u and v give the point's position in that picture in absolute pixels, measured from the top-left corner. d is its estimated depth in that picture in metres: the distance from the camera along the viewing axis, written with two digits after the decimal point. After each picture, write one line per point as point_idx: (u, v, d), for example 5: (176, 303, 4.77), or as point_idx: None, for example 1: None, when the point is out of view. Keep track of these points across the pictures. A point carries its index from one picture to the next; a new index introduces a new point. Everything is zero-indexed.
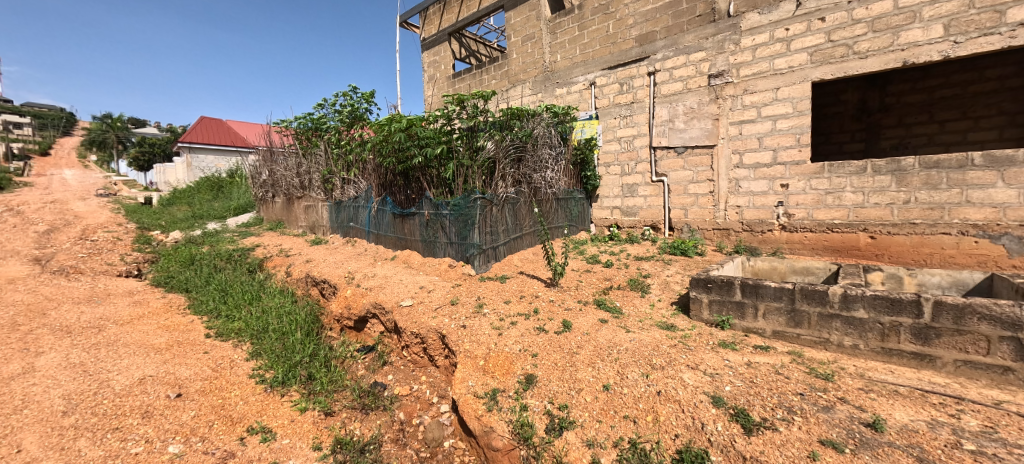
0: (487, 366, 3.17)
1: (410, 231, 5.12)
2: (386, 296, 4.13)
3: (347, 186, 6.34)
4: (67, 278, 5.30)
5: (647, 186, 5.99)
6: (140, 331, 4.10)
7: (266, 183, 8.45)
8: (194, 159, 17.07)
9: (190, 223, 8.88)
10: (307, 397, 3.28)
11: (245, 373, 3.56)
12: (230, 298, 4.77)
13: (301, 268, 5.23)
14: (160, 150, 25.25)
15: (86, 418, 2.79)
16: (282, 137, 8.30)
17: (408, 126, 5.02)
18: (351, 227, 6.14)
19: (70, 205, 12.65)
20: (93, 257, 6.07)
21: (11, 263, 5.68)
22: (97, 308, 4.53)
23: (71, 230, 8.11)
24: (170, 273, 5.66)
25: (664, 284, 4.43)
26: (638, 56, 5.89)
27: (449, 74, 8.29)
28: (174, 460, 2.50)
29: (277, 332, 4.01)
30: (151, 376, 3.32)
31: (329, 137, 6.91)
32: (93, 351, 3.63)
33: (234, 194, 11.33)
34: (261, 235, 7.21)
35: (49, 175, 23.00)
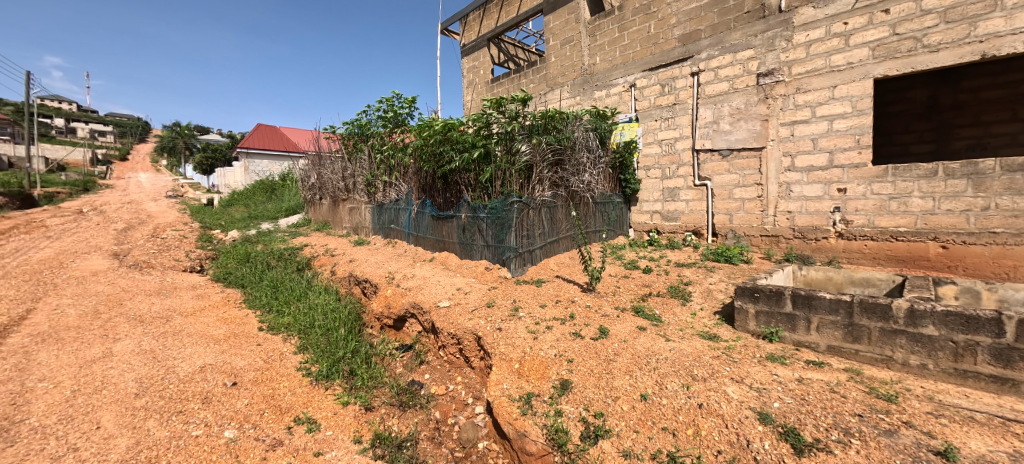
0: (521, 370, 3.16)
1: (448, 233, 5.21)
2: (424, 297, 4.23)
3: (388, 189, 6.57)
4: (141, 272, 5.82)
5: (688, 190, 5.78)
6: (202, 322, 4.43)
7: (314, 186, 8.91)
8: (251, 164, 18.34)
9: (246, 223, 9.53)
10: (349, 392, 3.40)
11: (293, 365, 3.75)
12: (280, 294, 5.05)
13: (345, 267, 5.45)
14: (222, 156, 27.34)
15: (155, 400, 3.05)
16: (330, 142, 8.72)
17: (448, 130, 5.13)
18: (391, 229, 6.34)
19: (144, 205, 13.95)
20: (163, 254, 6.64)
21: (95, 257, 6.33)
22: (165, 300, 4.94)
23: (145, 228, 8.92)
24: (228, 269, 6.09)
25: (706, 292, 4.25)
26: (680, 56, 5.71)
27: (487, 79, 8.41)
28: (229, 444, 2.68)
29: (322, 328, 4.20)
30: (210, 364, 3.58)
31: (373, 141, 7.19)
32: (162, 340, 3.96)
33: (285, 196, 12.03)
34: (309, 235, 7.61)
35: (129, 178, 25.51)
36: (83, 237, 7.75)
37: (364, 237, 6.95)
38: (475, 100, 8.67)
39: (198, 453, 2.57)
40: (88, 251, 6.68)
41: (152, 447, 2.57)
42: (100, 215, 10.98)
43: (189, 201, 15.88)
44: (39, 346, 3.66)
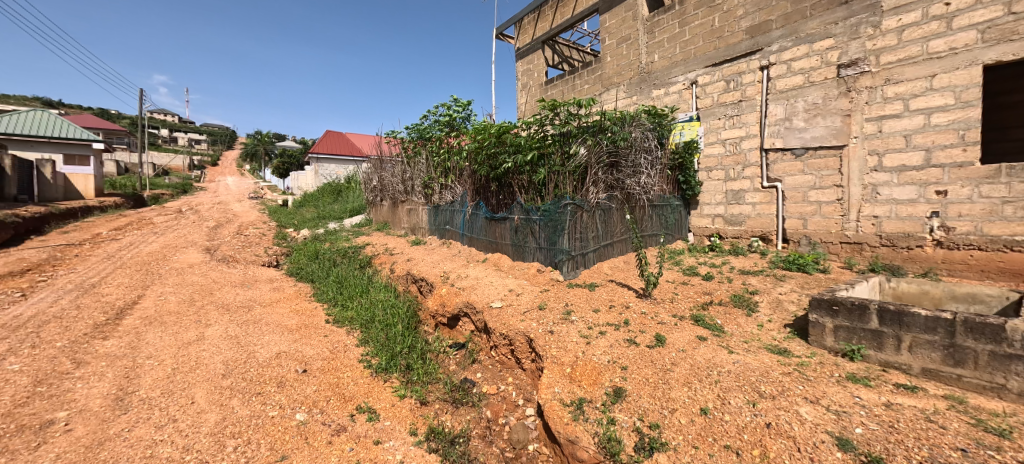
0: (573, 374, 3.11)
1: (501, 234, 5.28)
2: (477, 297, 4.31)
3: (444, 191, 6.79)
4: (228, 265, 6.49)
5: (756, 193, 5.40)
6: (277, 313, 4.84)
7: (376, 189, 9.43)
8: (320, 168, 19.92)
9: (315, 222, 10.31)
10: (405, 385, 3.55)
11: (356, 357, 3.98)
12: (345, 290, 5.39)
13: (403, 266, 5.70)
14: (295, 161, 29.84)
15: (238, 381, 3.38)
16: (390, 146, 9.19)
17: (503, 133, 5.21)
18: (446, 230, 6.54)
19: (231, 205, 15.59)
20: (245, 249, 7.36)
21: (192, 251, 7.16)
22: (247, 291, 5.47)
23: (231, 226, 9.95)
24: (300, 265, 6.62)
25: (775, 303, 3.93)
26: (748, 49, 5.36)
27: (542, 81, 8.43)
28: (300, 427, 2.90)
29: (382, 323, 4.41)
30: (284, 352, 3.90)
31: (430, 145, 7.48)
32: (244, 327, 4.38)
33: (349, 198, 12.85)
34: (370, 235, 8.07)
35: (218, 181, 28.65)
36: (182, 234, 8.81)
37: (421, 237, 7.23)
38: (528, 103, 8.71)
39: (274, 432, 2.82)
40: (186, 245, 7.59)
41: (236, 424, 2.86)
42: (197, 214, 12.44)
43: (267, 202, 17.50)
44: (147, 327, 4.21)
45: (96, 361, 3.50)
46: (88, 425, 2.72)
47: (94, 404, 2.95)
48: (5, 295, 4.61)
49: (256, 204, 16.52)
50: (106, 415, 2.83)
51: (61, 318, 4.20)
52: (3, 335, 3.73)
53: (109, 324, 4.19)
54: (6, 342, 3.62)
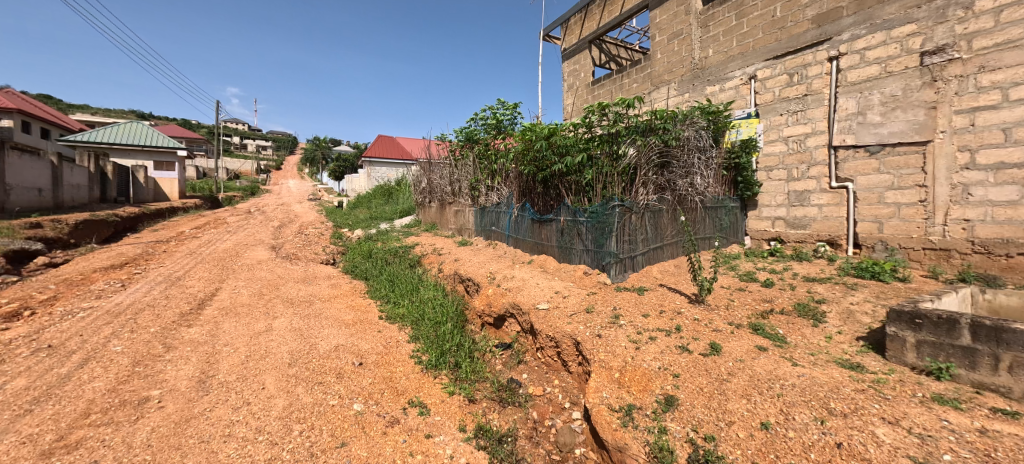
0: (622, 380, 3.05)
1: (547, 236, 5.27)
2: (524, 298, 4.33)
3: (491, 193, 6.90)
4: (291, 262, 6.99)
5: (822, 194, 5.02)
6: (335, 308, 5.15)
7: (424, 191, 9.75)
8: (372, 171, 21.00)
9: (368, 223, 10.85)
10: (454, 382, 3.63)
11: (407, 353, 4.14)
12: (396, 288, 5.62)
13: (451, 266, 5.85)
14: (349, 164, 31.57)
15: (302, 370, 3.62)
16: (439, 149, 9.49)
17: (550, 134, 5.21)
18: (493, 231, 6.63)
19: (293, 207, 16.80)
20: (306, 248, 7.88)
21: (260, 248, 7.78)
22: (309, 287, 5.86)
23: (294, 226, 10.70)
24: (354, 263, 6.99)
25: (846, 314, 3.62)
26: (815, 39, 5.00)
27: (588, 81, 8.32)
28: (357, 417, 3.06)
29: (432, 321, 4.55)
30: (343, 345, 4.13)
31: (477, 148, 7.64)
32: (306, 320, 4.69)
33: (399, 200, 13.39)
34: (419, 235, 8.37)
35: (281, 184, 30.96)
36: (250, 233, 9.59)
37: (467, 238, 7.39)
38: (575, 104, 8.63)
39: (334, 420, 2.99)
40: (254, 243, 8.26)
41: (301, 410, 3.07)
42: (263, 215, 13.50)
43: (325, 203, 18.66)
44: (224, 317, 4.62)
45: (182, 346, 3.90)
46: (177, 404, 3.03)
47: (181, 385, 3.28)
48: (109, 285, 5.26)
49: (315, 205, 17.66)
50: (191, 395, 3.15)
51: (153, 306, 4.72)
52: (108, 320, 4.25)
53: (192, 313, 4.65)
54: (111, 326, 4.12)
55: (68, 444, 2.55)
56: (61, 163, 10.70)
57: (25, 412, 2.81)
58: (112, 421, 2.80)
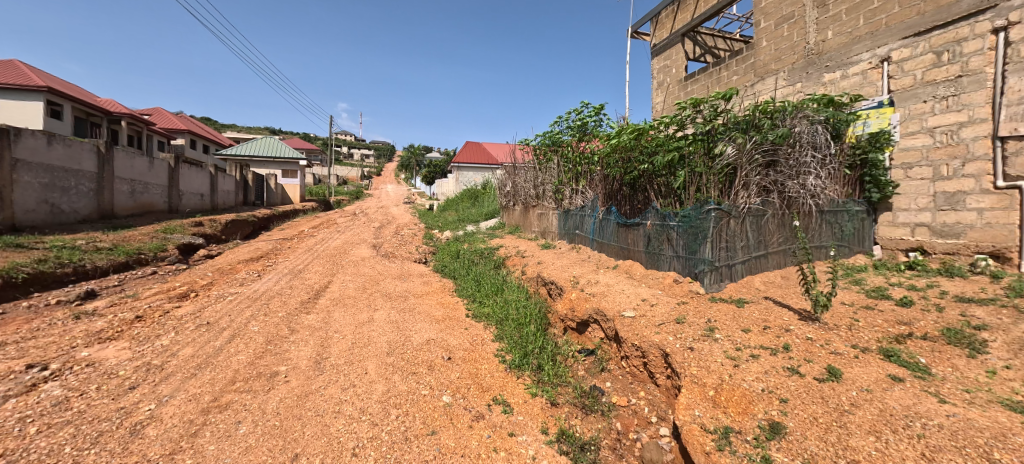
0: (717, 399, 2.81)
1: (633, 241, 5.07)
2: (608, 304, 4.22)
3: (575, 196, 6.89)
4: (389, 260, 7.67)
5: (983, 196, 4.12)
6: (427, 303, 5.53)
7: (509, 194, 10.04)
8: (461, 175, 22.22)
9: (456, 225, 11.46)
10: (537, 384, 3.67)
11: (492, 351, 4.28)
12: (482, 288, 5.86)
13: (534, 268, 5.93)
14: (438, 169, 33.78)
15: (398, 360, 3.94)
16: (523, 153, 9.72)
17: (638, 135, 5.02)
18: (576, 234, 6.58)
19: (391, 209, 18.45)
20: (402, 247, 8.60)
21: (364, 247, 8.67)
22: (404, 283, 6.37)
23: (391, 227, 11.73)
24: (444, 263, 7.43)
25: (1018, 345, 2.91)
26: (973, 8, 4.12)
27: (680, 77, 7.82)
28: (446, 408, 3.24)
29: (516, 322, 4.65)
30: (433, 339, 4.41)
31: (562, 151, 7.66)
32: (402, 314, 5.10)
33: (484, 203, 13.94)
34: (503, 237, 8.63)
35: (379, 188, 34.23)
36: (354, 232, 10.71)
37: (550, 241, 7.43)
38: (666, 102, 8.15)
39: (426, 409, 3.21)
40: (358, 242, 9.22)
41: (397, 396, 3.34)
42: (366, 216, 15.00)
43: (417, 206, 20.17)
44: (334, 307, 5.23)
45: (303, 330, 4.49)
46: (299, 380, 3.50)
47: (302, 363, 3.78)
48: (248, 274, 6.27)
49: (409, 208, 19.14)
50: (309, 374, 3.60)
51: (280, 294, 5.51)
52: (247, 303, 5.07)
53: (309, 302, 5.33)
54: (247, 309, 4.90)
55: (220, 405, 3.08)
56: (218, 173, 13.09)
57: (192, 375, 3.48)
58: (251, 389, 3.32)
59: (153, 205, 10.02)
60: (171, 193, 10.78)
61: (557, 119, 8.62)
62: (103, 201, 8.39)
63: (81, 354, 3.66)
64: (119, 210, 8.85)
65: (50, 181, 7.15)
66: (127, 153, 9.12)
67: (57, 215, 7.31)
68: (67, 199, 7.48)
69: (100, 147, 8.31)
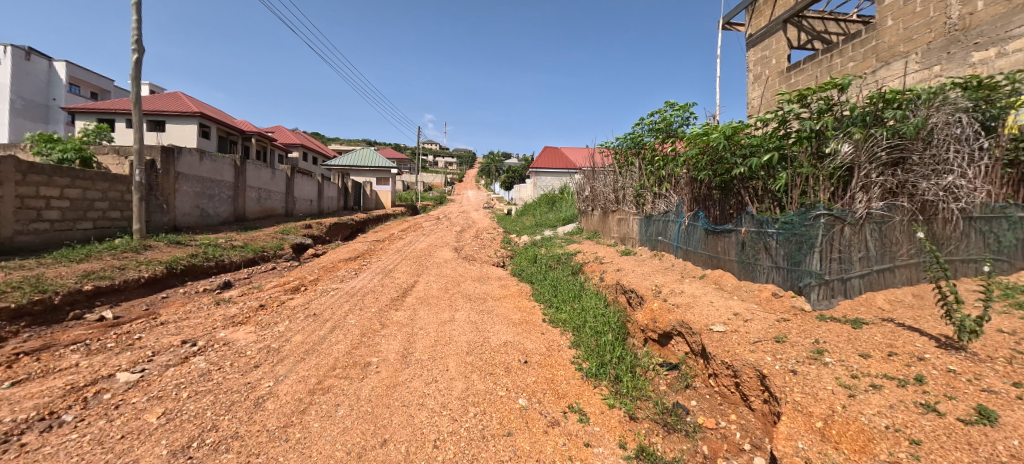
0: (827, 432, 2.45)
1: (724, 249, 4.69)
2: (695, 317, 3.94)
3: (658, 201, 6.61)
4: (470, 263, 8.01)
5: None
6: (505, 306, 5.66)
7: (588, 199, 9.94)
8: (539, 180, 22.47)
9: (534, 229, 11.60)
10: (614, 396, 3.54)
11: (569, 358, 4.23)
12: (559, 293, 5.84)
13: (612, 275, 5.77)
14: (516, 174, 34.63)
15: (477, 359, 4.08)
16: (603, 157, 9.59)
17: (731, 133, 4.65)
18: (659, 241, 6.26)
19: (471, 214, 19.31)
20: (482, 250, 8.93)
21: (447, 249, 9.17)
22: (483, 285, 6.60)
23: (471, 231, 12.25)
24: (521, 267, 7.55)
25: None
26: None
27: (781, 68, 7.06)
28: (521, 411, 3.27)
29: (593, 330, 4.55)
30: (511, 342, 4.50)
31: (644, 153, 7.39)
32: (481, 315, 5.27)
33: (562, 208, 13.95)
34: (581, 242, 8.54)
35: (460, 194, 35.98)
36: (438, 236, 11.38)
37: (630, 247, 7.18)
38: (766, 96, 7.37)
39: (502, 410, 3.27)
40: (441, 245, 9.77)
41: (475, 395, 3.45)
42: (448, 221, 15.82)
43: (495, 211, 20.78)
44: (419, 305, 5.59)
45: (392, 326, 4.85)
46: (388, 371, 3.79)
47: (391, 356, 4.09)
48: (347, 272, 6.99)
49: (488, 213, 19.78)
50: (397, 366, 3.88)
51: (373, 291, 6.03)
52: (346, 298, 5.64)
53: (397, 299, 5.76)
54: (345, 304, 5.44)
55: (323, 387, 3.46)
56: (323, 181, 14.82)
57: (302, 359, 3.95)
58: (348, 376, 3.68)
59: (273, 209, 11.65)
60: (288, 199, 12.45)
61: (638, 121, 8.33)
62: (238, 206, 9.96)
63: (220, 334, 4.37)
64: (249, 214, 10.43)
65: (201, 190, 8.66)
66: (255, 165, 10.73)
67: (206, 218, 8.84)
68: (213, 204, 9.01)
69: (237, 162, 9.89)
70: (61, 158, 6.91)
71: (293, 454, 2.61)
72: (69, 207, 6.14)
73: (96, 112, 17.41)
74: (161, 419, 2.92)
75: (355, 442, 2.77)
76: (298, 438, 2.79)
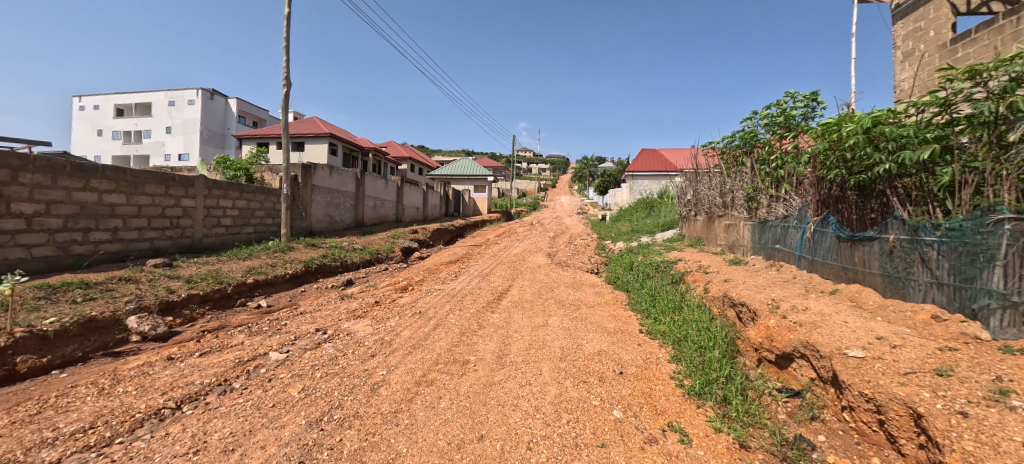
0: None
1: (863, 260, 4.02)
2: (823, 338, 3.42)
3: (776, 205, 5.94)
4: (563, 269, 8.05)
5: None
6: (600, 314, 5.55)
7: (690, 203, 9.34)
8: (635, 184, 21.64)
9: (630, 236, 11.21)
10: (722, 419, 3.23)
11: (668, 373, 4.00)
12: (657, 304, 5.55)
13: (719, 286, 5.30)
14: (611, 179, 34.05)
15: (571, 366, 4.08)
16: (708, 158, 8.94)
17: (873, 125, 3.98)
18: (776, 249, 5.60)
19: (565, 220, 19.36)
20: (576, 256, 8.90)
21: (541, 255, 9.34)
22: (577, 292, 6.57)
23: (564, 237, 12.29)
24: (616, 274, 7.36)
25: None
26: None
27: (943, 40, 5.80)
28: (616, 423, 3.16)
29: (697, 345, 4.24)
30: (605, 351, 4.40)
31: (758, 151, 6.70)
32: (574, 322, 5.25)
33: (661, 213, 13.25)
34: (682, 250, 8.00)
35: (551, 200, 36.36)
36: (531, 241, 11.63)
37: (740, 256, 6.55)
38: (920, 77, 6.06)
39: (596, 420, 3.20)
40: (534, 250, 9.96)
41: (569, 402, 3.45)
42: (540, 226, 16.04)
43: (588, 217, 20.53)
44: (514, 308, 5.77)
45: (488, 327, 5.09)
46: (485, 370, 3.99)
47: (488, 356, 4.29)
48: (448, 274, 7.52)
49: (582, 219, 19.53)
50: (493, 366, 4.07)
51: (471, 293, 6.39)
52: (447, 299, 6.06)
53: (493, 302, 6.02)
54: (446, 304, 5.87)
55: (428, 380, 3.76)
56: (427, 190, 16.20)
57: (410, 352, 4.35)
58: (449, 371, 3.95)
59: (386, 216, 13.06)
60: (398, 206, 13.85)
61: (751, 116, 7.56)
62: (358, 213, 11.37)
63: (344, 325, 5.03)
64: (367, 220, 11.84)
65: (330, 199, 10.06)
66: (373, 177, 12.15)
67: (334, 224, 10.27)
68: (339, 212, 10.42)
69: (358, 174, 11.32)
70: (233, 175, 8.63)
71: (402, 438, 2.88)
72: (238, 215, 7.59)
73: (257, 138, 21.27)
74: (301, 393, 3.46)
75: (454, 434, 2.96)
76: (406, 423, 3.07)
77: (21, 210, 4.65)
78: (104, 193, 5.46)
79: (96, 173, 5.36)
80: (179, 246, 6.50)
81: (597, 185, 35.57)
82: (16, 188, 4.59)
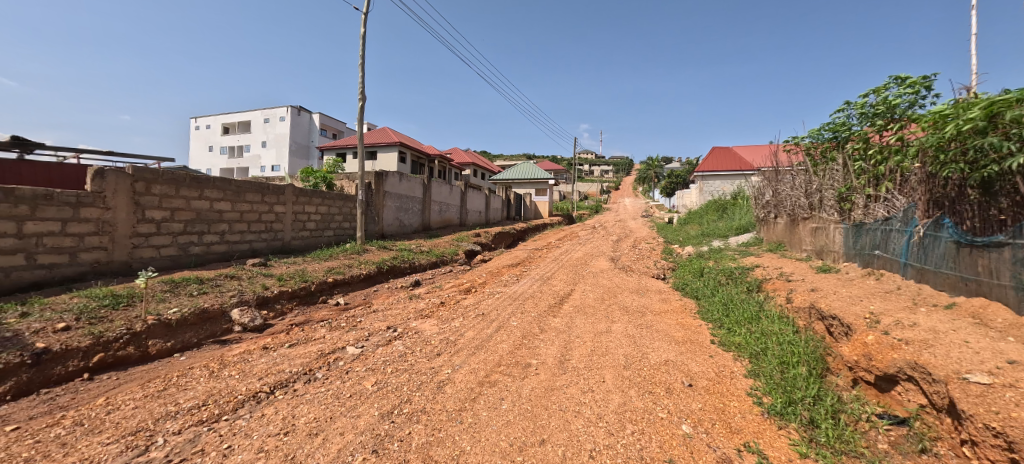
0: None
1: (989, 269, 3.45)
2: (936, 359, 2.98)
3: (875, 206, 5.31)
4: (626, 274, 7.84)
5: None
6: (666, 322, 5.31)
7: (770, 204, 8.63)
8: (705, 185, 20.45)
9: (700, 240, 10.60)
10: (808, 443, 2.94)
11: (744, 388, 3.73)
12: (731, 314, 5.20)
13: (804, 296, 4.84)
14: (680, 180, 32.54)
15: (636, 375, 3.96)
16: (790, 155, 8.20)
17: (1001, 111, 3.40)
18: (875, 256, 5.00)
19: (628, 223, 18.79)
20: (640, 261, 8.61)
21: (603, 259, 9.16)
22: (642, 298, 6.35)
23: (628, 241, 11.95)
24: (684, 281, 6.99)
25: None
26: None
27: None
28: (686, 438, 3.01)
29: (779, 360, 3.91)
30: (673, 361, 4.21)
31: (851, 146, 6.03)
32: (639, 329, 5.08)
33: (735, 215, 12.37)
34: (760, 255, 7.41)
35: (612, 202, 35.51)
36: (592, 245, 11.45)
37: (830, 263, 5.93)
38: None
39: (664, 433, 3.07)
40: (597, 255, 9.79)
41: (633, 412, 3.34)
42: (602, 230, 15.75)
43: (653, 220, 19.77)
44: (576, 313, 5.72)
45: (550, 331, 5.10)
46: (546, 374, 4.00)
47: (549, 360, 4.30)
48: (510, 277, 7.65)
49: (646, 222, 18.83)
50: (555, 370, 4.06)
51: (533, 297, 6.44)
52: (509, 302, 6.17)
53: (555, 306, 6.01)
54: (508, 306, 5.97)
55: (490, 381, 3.86)
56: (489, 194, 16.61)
57: (473, 352, 4.49)
58: (511, 373, 4.02)
59: (449, 220, 13.58)
60: (461, 211, 14.34)
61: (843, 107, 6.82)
62: (424, 217, 11.95)
63: (412, 324, 5.32)
64: (432, 223, 12.41)
65: (399, 204, 10.66)
66: (438, 183, 12.70)
67: (403, 227, 10.90)
68: (406, 216, 11.02)
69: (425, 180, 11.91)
70: (314, 183, 9.46)
71: (466, 436, 2.99)
72: (319, 220, 8.32)
73: (335, 148, 23.22)
74: (374, 386, 3.72)
75: (517, 435, 3.01)
76: (470, 422, 3.18)
77: (153, 216, 5.51)
78: (214, 201, 6.29)
79: (208, 184, 6.19)
80: (272, 247, 7.29)
81: (664, 186, 34.13)
82: (149, 198, 5.44)
